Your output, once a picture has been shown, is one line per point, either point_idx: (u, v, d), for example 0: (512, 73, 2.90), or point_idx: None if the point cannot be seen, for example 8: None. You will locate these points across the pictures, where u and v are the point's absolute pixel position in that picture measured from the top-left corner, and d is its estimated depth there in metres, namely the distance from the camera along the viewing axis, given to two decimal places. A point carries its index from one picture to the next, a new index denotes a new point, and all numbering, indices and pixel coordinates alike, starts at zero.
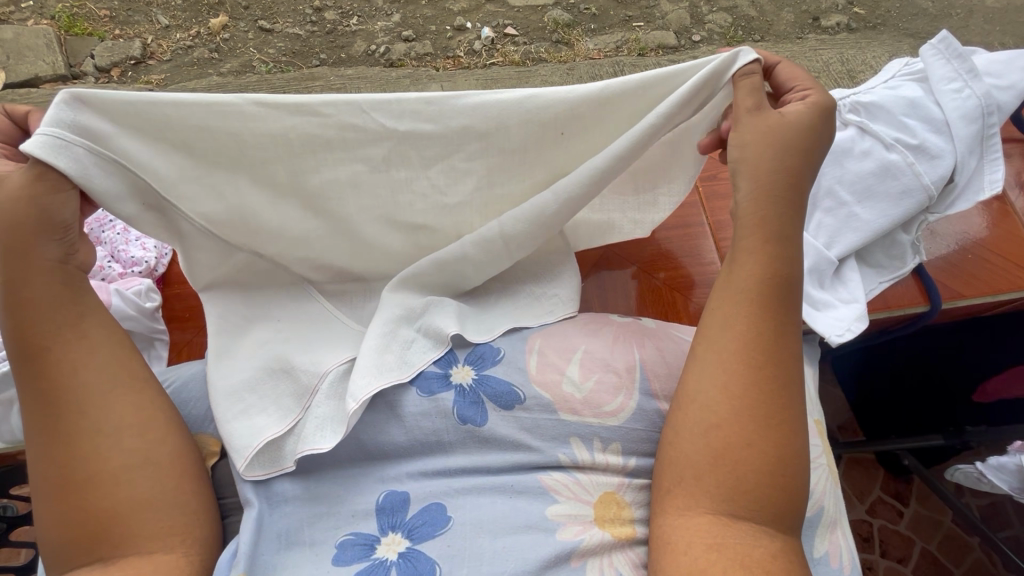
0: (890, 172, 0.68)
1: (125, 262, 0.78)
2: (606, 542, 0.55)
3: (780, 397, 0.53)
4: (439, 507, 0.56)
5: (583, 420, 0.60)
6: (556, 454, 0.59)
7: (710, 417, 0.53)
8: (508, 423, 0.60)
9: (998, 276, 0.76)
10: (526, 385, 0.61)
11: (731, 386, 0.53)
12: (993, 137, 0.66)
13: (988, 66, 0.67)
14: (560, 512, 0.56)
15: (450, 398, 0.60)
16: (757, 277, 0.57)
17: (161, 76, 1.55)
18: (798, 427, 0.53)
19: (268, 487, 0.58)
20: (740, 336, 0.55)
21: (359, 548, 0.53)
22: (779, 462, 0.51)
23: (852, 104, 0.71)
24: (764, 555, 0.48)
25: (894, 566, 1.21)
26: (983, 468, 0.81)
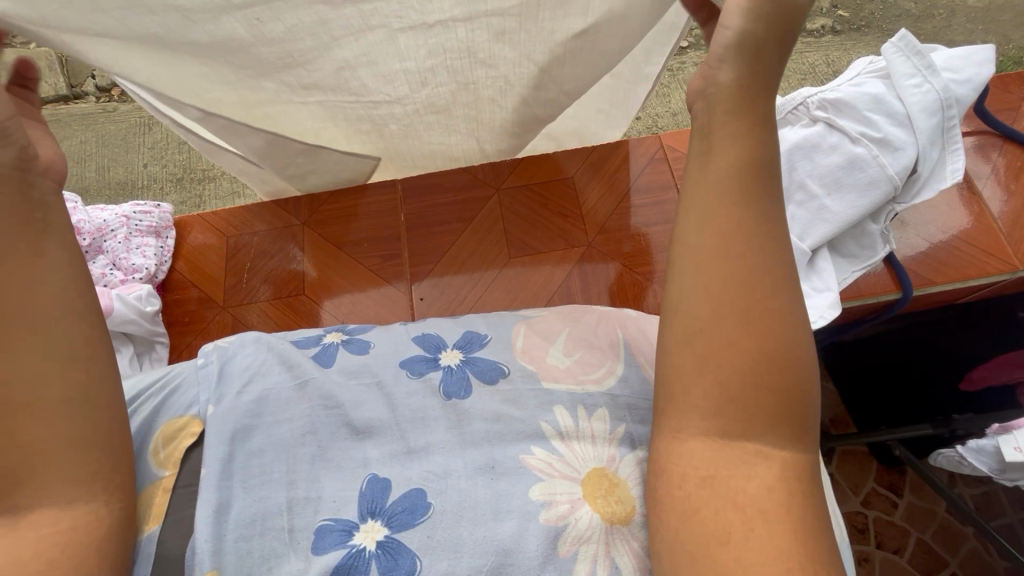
0: (857, 165, 0.71)
1: (125, 268, 0.82)
2: (593, 524, 0.54)
3: (762, 286, 0.50)
4: (419, 493, 0.55)
5: (565, 387, 0.63)
6: (540, 423, 0.60)
7: (700, 337, 0.50)
8: (493, 399, 0.62)
9: (966, 263, 0.79)
10: (511, 360, 0.66)
11: (711, 300, 0.50)
12: (953, 128, 0.70)
13: (946, 62, 0.70)
14: (545, 493, 0.56)
15: (438, 376, 0.64)
16: (729, 167, 0.52)
17: None
18: (787, 315, 0.50)
19: (244, 470, 0.56)
20: (715, 247, 0.51)
21: (337, 535, 0.53)
22: (767, 352, 0.48)
23: (820, 101, 0.75)
24: (762, 488, 0.46)
25: (890, 557, 1.21)
26: (963, 452, 0.83)
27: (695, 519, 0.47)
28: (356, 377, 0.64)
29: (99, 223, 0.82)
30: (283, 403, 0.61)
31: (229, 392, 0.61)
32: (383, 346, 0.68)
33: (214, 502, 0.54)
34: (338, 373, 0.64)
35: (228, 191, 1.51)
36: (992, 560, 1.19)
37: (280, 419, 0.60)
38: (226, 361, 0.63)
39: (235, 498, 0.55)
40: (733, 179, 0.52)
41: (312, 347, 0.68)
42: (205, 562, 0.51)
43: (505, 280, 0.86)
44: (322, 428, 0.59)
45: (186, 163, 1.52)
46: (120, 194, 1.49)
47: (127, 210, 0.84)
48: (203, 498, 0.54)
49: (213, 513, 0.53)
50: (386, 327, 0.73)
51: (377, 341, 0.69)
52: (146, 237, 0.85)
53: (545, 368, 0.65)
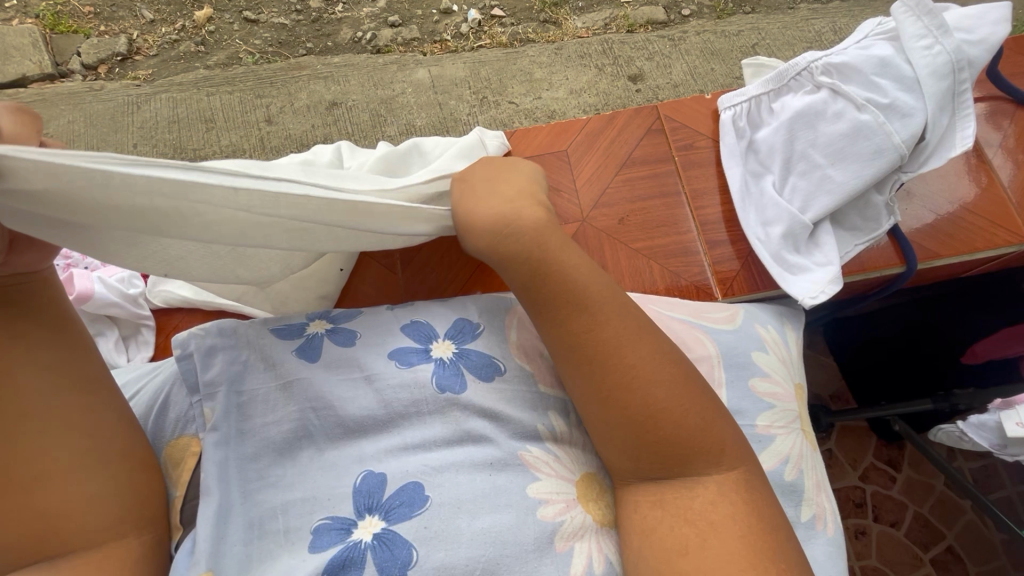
0: (862, 133, 0.69)
1: None
2: (586, 525, 0.55)
3: (615, 369, 0.55)
4: (416, 486, 0.53)
5: (560, 393, 0.63)
6: (535, 424, 0.59)
7: (590, 423, 0.57)
8: (488, 392, 0.59)
9: (974, 236, 0.76)
10: (507, 357, 0.63)
11: (583, 389, 0.57)
12: (964, 92, 0.66)
13: (959, 21, 0.66)
14: (541, 490, 0.55)
15: (429, 370, 0.60)
16: (519, 282, 0.59)
17: (149, 71, 1.55)
18: (649, 387, 0.54)
19: (241, 475, 0.55)
20: (561, 346, 0.57)
21: (335, 532, 0.51)
22: (637, 418, 0.54)
23: (825, 66, 0.72)
24: (704, 502, 0.52)
25: (886, 530, 1.21)
26: (964, 427, 0.81)
27: (653, 532, 0.52)
28: (343, 370, 0.60)
29: None
30: (266, 404, 0.58)
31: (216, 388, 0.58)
32: (371, 335, 0.64)
33: (215, 506, 0.52)
34: (324, 365, 0.60)
35: None
36: (988, 533, 1.19)
37: (269, 420, 0.57)
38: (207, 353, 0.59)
39: (235, 504, 0.53)
40: (520, 294, 0.59)
41: (296, 337, 0.63)
42: (203, 564, 0.49)
43: None
44: (317, 431, 0.57)
45: (177, 143, 1.48)
46: None
47: None
48: (205, 501, 0.53)
49: (213, 518, 0.52)
50: (371, 313, 0.68)
51: (364, 330, 0.65)
52: None
53: (541, 371, 0.64)
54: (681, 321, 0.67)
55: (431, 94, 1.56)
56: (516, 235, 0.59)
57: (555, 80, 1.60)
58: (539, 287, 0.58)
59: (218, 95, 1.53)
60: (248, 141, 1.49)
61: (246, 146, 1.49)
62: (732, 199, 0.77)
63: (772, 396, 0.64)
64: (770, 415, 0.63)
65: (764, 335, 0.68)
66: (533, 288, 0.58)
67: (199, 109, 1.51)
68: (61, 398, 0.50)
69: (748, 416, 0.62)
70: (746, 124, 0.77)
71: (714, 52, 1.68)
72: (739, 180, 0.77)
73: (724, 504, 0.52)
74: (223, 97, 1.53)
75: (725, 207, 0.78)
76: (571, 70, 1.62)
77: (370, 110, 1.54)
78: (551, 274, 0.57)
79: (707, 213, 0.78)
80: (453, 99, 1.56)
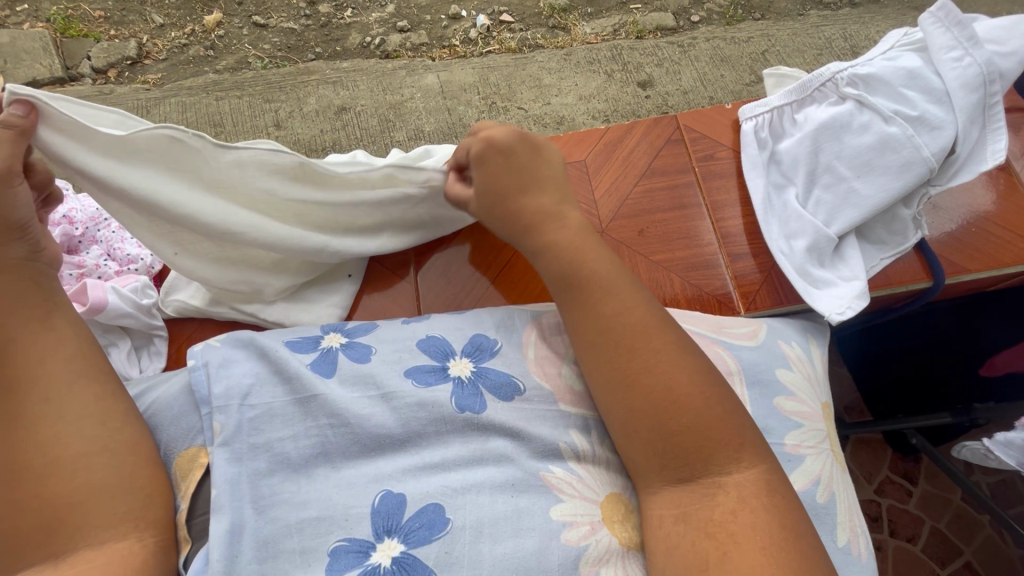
0: (890, 146, 0.67)
1: (122, 259, 0.79)
2: (613, 547, 0.53)
3: (637, 355, 0.56)
4: (436, 508, 0.52)
5: (581, 411, 0.61)
6: (557, 443, 0.58)
7: (612, 417, 0.57)
8: (508, 410, 0.58)
9: (1002, 250, 0.75)
10: (525, 376, 0.62)
11: (608, 379, 0.57)
12: (996, 105, 0.64)
13: (989, 33, 0.65)
14: (564, 512, 0.53)
15: (448, 391, 0.59)
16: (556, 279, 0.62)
17: (158, 75, 1.55)
18: (671, 376, 0.55)
19: (254, 490, 0.52)
20: (587, 331, 0.59)
21: (352, 555, 0.49)
22: (662, 407, 0.54)
23: (851, 77, 0.70)
24: (724, 512, 0.50)
25: (904, 546, 1.19)
26: (989, 444, 0.80)
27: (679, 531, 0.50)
28: (360, 386, 0.59)
29: (92, 212, 0.80)
30: (279, 418, 0.56)
31: (224, 399, 0.55)
32: (386, 349, 0.63)
33: (227, 524, 0.49)
34: (342, 382, 0.59)
35: None
36: (1008, 549, 1.17)
37: (284, 433, 0.55)
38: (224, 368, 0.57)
39: (248, 518, 0.50)
40: (556, 288, 0.62)
41: (311, 351, 0.62)
42: None
43: (516, 269, 0.83)
44: (333, 446, 0.55)
45: None
46: None
47: None
48: (215, 519, 0.49)
49: (226, 534, 0.49)
50: (386, 327, 0.67)
51: (380, 345, 0.64)
52: None
53: (560, 389, 0.62)
54: (702, 335, 0.66)
55: (440, 99, 1.56)
56: (544, 227, 0.65)
57: (564, 85, 1.59)
58: (571, 273, 0.61)
59: (227, 99, 1.53)
60: None
61: None
62: (755, 211, 0.76)
63: (798, 414, 0.63)
64: (799, 434, 0.61)
65: (787, 352, 0.67)
66: (565, 281, 0.61)
67: (208, 113, 1.51)
68: (74, 385, 0.53)
69: (774, 437, 0.61)
70: (768, 135, 0.76)
71: (724, 58, 1.67)
72: (762, 191, 0.75)
73: (744, 511, 0.49)
74: (232, 101, 1.53)
75: (747, 220, 0.77)
76: (580, 75, 1.61)
77: (378, 116, 1.53)
78: (582, 262, 0.61)
79: (729, 225, 0.77)
80: (462, 104, 1.55)
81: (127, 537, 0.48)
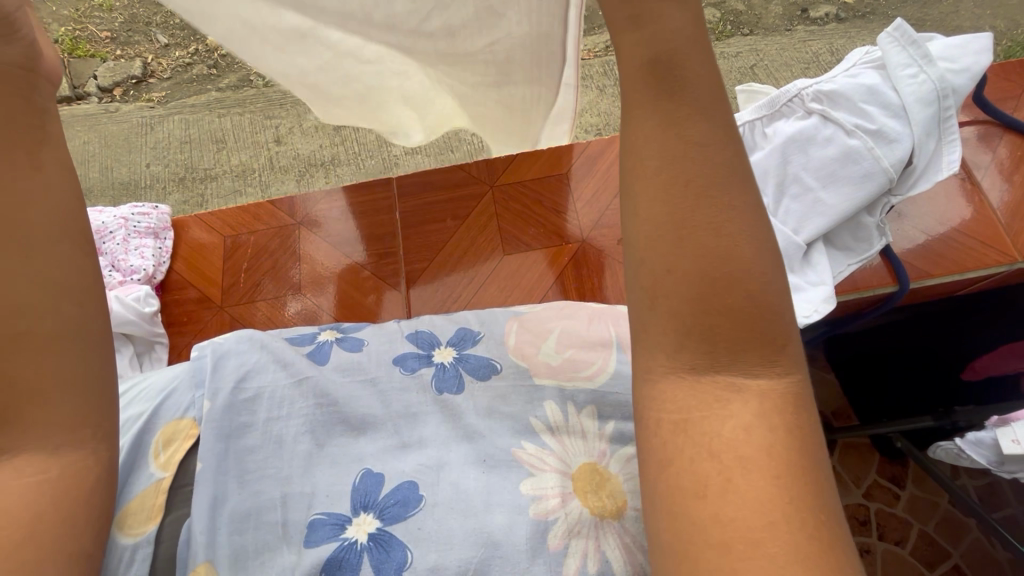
0: (852, 158, 0.71)
1: (124, 270, 0.84)
2: (586, 519, 0.52)
3: (697, 212, 0.39)
4: (411, 485, 0.53)
5: (560, 382, 0.62)
6: (529, 418, 0.59)
7: (634, 245, 0.42)
8: (484, 396, 0.61)
9: (965, 255, 0.78)
10: (503, 356, 0.65)
11: (652, 232, 0.40)
12: (950, 118, 0.69)
13: (942, 51, 0.70)
14: (535, 487, 0.54)
15: (430, 373, 0.62)
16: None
17: (163, 93, 1.61)
18: (738, 244, 0.39)
19: (239, 465, 0.54)
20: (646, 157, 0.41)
21: (329, 528, 0.51)
22: (715, 284, 0.38)
23: (816, 93, 0.74)
24: (735, 431, 0.38)
25: (891, 549, 1.21)
26: (961, 444, 0.82)
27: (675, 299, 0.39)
28: (350, 374, 0.62)
29: (98, 226, 0.85)
30: (266, 400, 0.58)
31: (224, 387, 0.58)
32: (376, 342, 0.66)
33: (210, 495, 0.52)
34: (333, 370, 0.62)
35: (230, 188, 1.51)
36: (996, 551, 1.18)
37: (274, 416, 0.57)
38: (219, 358, 0.60)
39: (231, 492, 0.53)
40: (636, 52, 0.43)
41: (307, 345, 0.66)
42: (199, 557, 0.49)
43: (500, 277, 0.88)
44: (320, 425, 0.57)
45: (188, 163, 1.53)
46: (121, 194, 1.49)
47: (125, 212, 0.87)
48: (198, 491, 0.52)
49: (209, 507, 0.51)
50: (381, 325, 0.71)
51: (371, 338, 0.67)
52: (145, 239, 0.87)
53: (536, 365, 0.64)
54: None
55: None
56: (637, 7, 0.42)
57: None
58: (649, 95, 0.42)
59: (229, 116, 1.58)
60: (258, 161, 1.54)
61: (255, 166, 1.53)
62: None
63: None
64: None
65: None
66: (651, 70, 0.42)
67: (211, 130, 1.56)
68: (61, 248, 0.40)
69: None
70: None
71: None
72: None
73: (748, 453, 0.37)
74: (234, 118, 1.58)
75: None
76: None
77: None
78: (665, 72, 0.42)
79: None
80: None
81: (65, 460, 0.38)
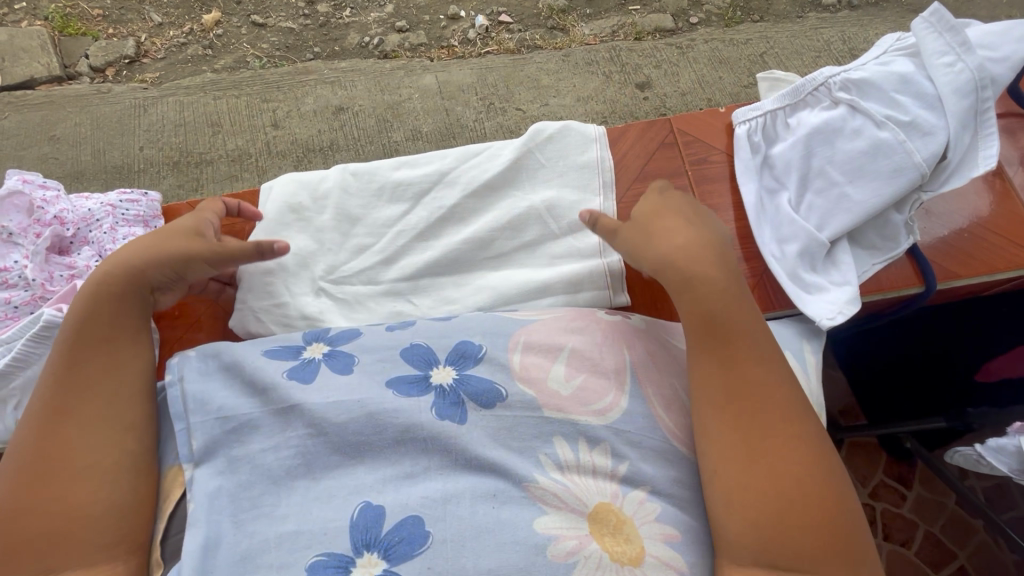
0: (882, 151, 0.67)
1: (112, 260, 0.77)
2: (604, 564, 0.50)
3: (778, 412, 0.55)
4: (416, 521, 0.50)
5: (570, 417, 0.58)
6: (538, 453, 0.56)
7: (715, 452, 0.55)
8: (488, 421, 0.57)
9: (995, 255, 0.75)
10: (509, 382, 0.59)
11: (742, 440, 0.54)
12: (987, 111, 0.65)
13: (984, 38, 0.65)
14: (549, 526, 0.51)
15: (429, 400, 0.57)
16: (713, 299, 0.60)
17: (156, 74, 1.55)
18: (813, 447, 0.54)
19: (234, 504, 0.52)
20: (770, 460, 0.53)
21: (331, 571, 0.48)
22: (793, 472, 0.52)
23: (843, 81, 0.70)
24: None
25: (897, 549, 1.19)
26: (981, 449, 0.79)
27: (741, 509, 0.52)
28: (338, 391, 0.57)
29: (84, 213, 0.80)
30: (262, 429, 0.56)
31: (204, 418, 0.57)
32: (368, 361, 0.62)
33: (202, 537, 0.50)
34: (325, 393, 0.57)
35: (226, 174, 1.46)
36: (1002, 553, 1.16)
37: (265, 445, 0.55)
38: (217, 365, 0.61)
39: (225, 531, 0.50)
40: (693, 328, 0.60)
41: (292, 359, 0.62)
42: None
43: None
44: (315, 460, 0.54)
45: (182, 146, 1.47)
46: (112, 179, 1.44)
47: (113, 199, 0.81)
48: (192, 532, 0.50)
49: (201, 548, 0.49)
50: (369, 333, 0.66)
51: (362, 354, 0.63)
52: (134, 227, 0.82)
53: (544, 394, 0.59)
54: None
55: (438, 100, 1.55)
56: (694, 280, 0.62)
57: (562, 86, 1.59)
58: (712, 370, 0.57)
59: (224, 99, 1.52)
60: (254, 145, 1.48)
61: (252, 150, 1.48)
62: (748, 216, 0.74)
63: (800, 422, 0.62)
64: None
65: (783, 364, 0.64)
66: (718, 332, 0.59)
67: (205, 113, 1.50)
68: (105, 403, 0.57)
69: None
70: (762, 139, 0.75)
71: (721, 60, 1.66)
72: (753, 195, 0.74)
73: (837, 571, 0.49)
74: (230, 101, 1.52)
75: (740, 223, 0.76)
76: (579, 77, 1.60)
77: (376, 116, 1.53)
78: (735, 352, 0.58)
79: None
80: (460, 105, 1.55)
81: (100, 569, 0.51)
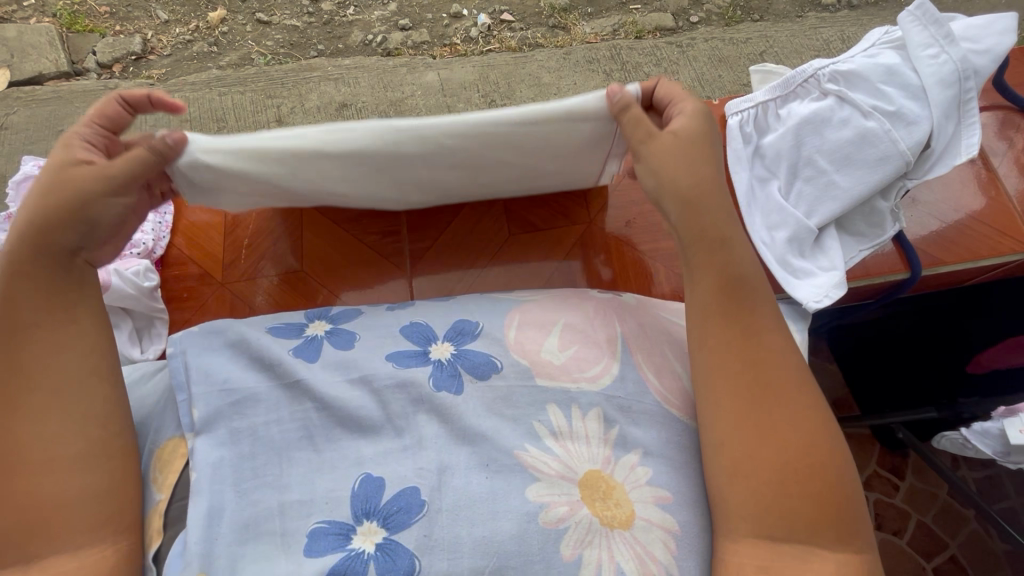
0: (868, 141, 0.70)
1: (124, 243, 0.83)
2: (591, 527, 0.52)
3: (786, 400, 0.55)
4: (413, 491, 0.52)
5: (560, 384, 0.60)
6: (532, 422, 0.58)
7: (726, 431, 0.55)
8: (485, 395, 0.58)
9: (979, 243, 0.77)
10: (505, 355, 0.62)
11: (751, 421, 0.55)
12: (969, 101, 0.67)
13: (965, 30, 0.68)
14: (540, 494, 0.53)
15: (426, 372, 0.59)
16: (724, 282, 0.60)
17: (163, 70, 1.58)
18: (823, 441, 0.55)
19: (236, 473, 0.53)
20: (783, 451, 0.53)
21: (333, 538, 0.50)
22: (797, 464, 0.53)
23: (831, 74, 0.72)
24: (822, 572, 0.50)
25: (889, 538, 1.20)
26: (967, 434, 0.82)
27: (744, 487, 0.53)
28: (343, 370, 0.60)
29: None
30: (262, 404, 0.57)
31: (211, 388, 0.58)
32: (371, 335, 0.65)
33: (206, 506, 0.51)
34: (331, 367, 0.60)
35: None
36: (993, 542, 1.18)
37: (270, 419, 0.57)
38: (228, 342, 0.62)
39: (228, 501, 0.52)
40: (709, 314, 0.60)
41: (296, 337, 0.65)
42: (196, 566, 0.49)
43: (501, 266, 0.87)
44: (318, 431, 0.56)
45: None
46: None
47: None
48: (195, 502, 0.52)
49: (205, 517, 0.51)
50: (371, 314, 0.70)
51: (363, 332, 0.66)
52: (144, 212, 0.86)
53: (540, 365, 0.61)
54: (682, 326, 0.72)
55: (440, 97, 1.58)
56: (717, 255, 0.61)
57: (563, 84, 1.62)
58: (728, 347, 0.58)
59: (229, 94, 1.55)
60: None
61: None
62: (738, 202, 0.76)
63: None
64: None
65: None
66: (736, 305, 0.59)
67: (211, 108, 1.53)
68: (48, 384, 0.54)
69: None
70: (753, 130, 0.77)
71: (720, 59, 1.68)
72: (745, 183, 0.76)
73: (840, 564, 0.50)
74: (236, 96, 1.55)
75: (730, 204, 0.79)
76: (580, 75, 1.63)
77: (379, 112, 1.55)
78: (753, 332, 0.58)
79: None
80: (462, 102, 1.57)
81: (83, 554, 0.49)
